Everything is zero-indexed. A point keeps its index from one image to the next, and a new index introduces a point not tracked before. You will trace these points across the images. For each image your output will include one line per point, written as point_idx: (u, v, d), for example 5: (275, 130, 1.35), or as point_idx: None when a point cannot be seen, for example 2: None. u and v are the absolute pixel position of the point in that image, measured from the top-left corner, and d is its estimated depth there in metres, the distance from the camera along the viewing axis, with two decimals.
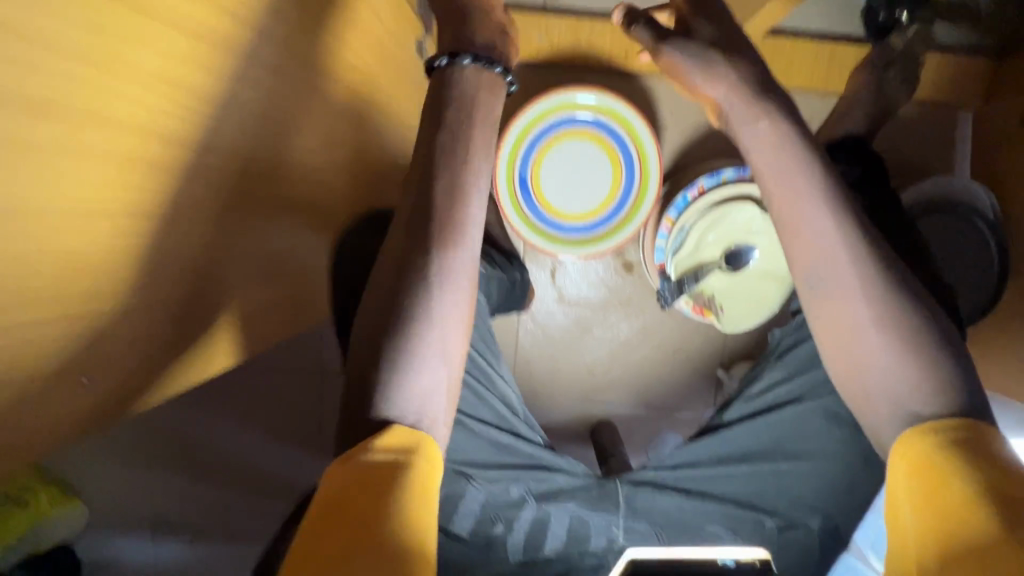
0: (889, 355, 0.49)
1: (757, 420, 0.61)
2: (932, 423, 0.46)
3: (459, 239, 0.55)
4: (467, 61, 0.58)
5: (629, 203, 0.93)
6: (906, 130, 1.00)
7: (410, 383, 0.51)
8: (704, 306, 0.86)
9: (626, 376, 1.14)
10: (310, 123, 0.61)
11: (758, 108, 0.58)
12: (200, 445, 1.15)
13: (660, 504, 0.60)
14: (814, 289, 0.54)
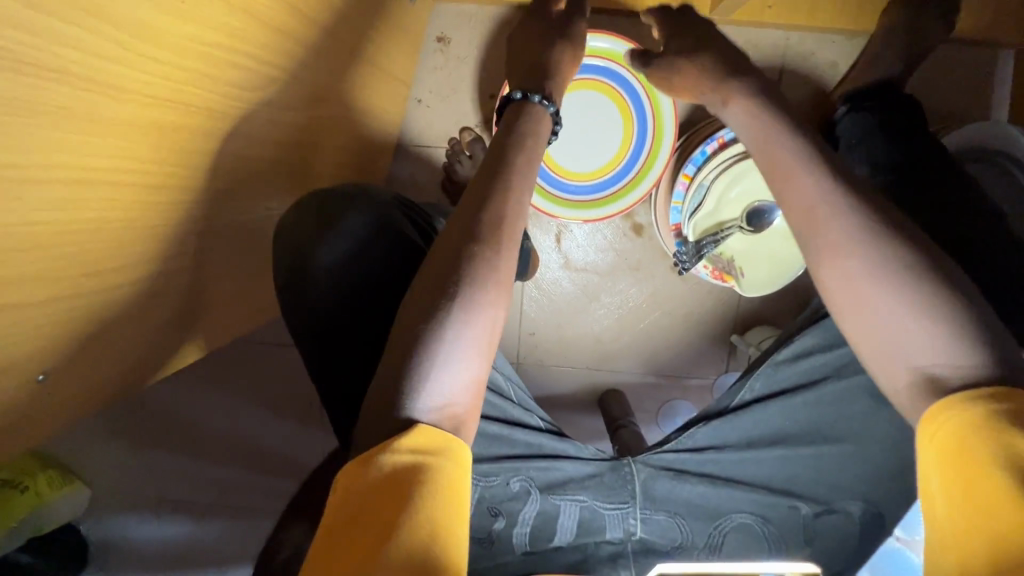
0: (901, 315, 0.44)
1: (793, 400, 0.57)
2: (964, 394, 0.39)
3: (506, 245, 0.53)
4: (538, 99, 0.62)
5: (640, 160, 0.86)
6: (944, 73, 0.92)
7: (443, 376, 0.47)
8: (723, 271, 0.81)
9: (636, 343, 1.10)
10: (284, 70, 0.54)
11: (726, 90, 0.60)
12: (200, 423, 1.12)
13: (683, 492, 0.56)
14: (819, 247, 0.49)
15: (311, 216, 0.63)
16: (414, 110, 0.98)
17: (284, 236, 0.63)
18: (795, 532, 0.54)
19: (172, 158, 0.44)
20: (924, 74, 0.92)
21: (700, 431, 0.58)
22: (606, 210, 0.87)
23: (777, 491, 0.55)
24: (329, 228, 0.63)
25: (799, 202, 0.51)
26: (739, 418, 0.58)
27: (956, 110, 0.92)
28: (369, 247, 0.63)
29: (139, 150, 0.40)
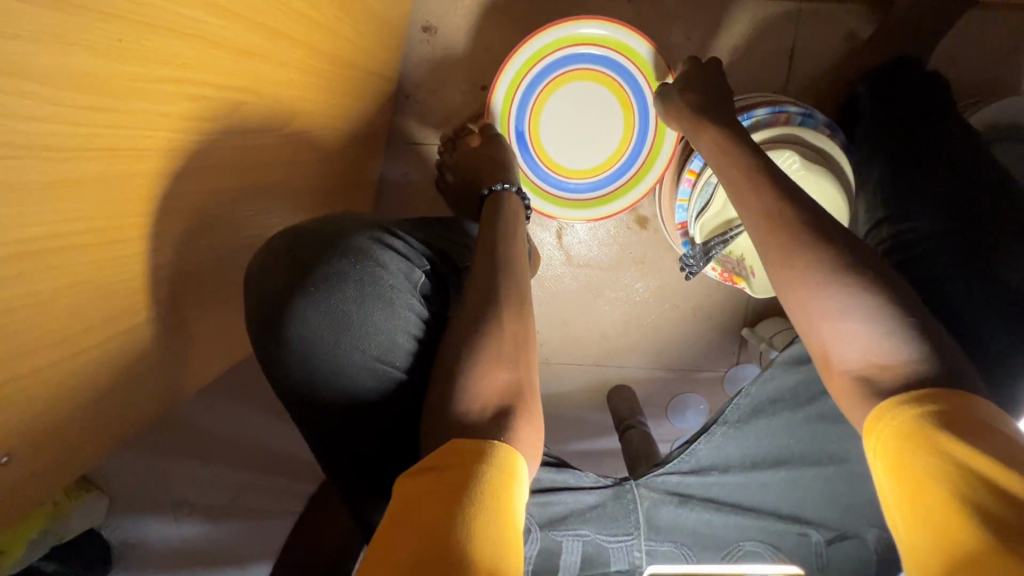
0: (847, 323, 0.47)
1: (801, 420, 0.55)
2: (892, 401, 0.42)
3: (518, 270, 0.58)
4: (510, 188, 0.71)
5: (643, 156, 0.81)
6: (972, 43, 0.84)
7: (486, 382, 0.49)
8: (733, 272, 0.77)
9: (643, 338, 1.06)
10: (252, 94, 0.50)
11: (697, 122, 0.66)
12: None
13: (689, 521, 0.55)
14: (775, 262, 0.52)
15: (281, 257, 0.53)
16: (402, 107, 0.93)
17: (251, 287, 0.53)
18: (806, 559, 0.53)
19: (123, 207, 0.40)
20: (949, 43, 0.85)
21: (704, 453, 0.56)
22: (609, 210, 0.82)
23: (785, 517, 0.54)
24: (301, 272, 0.53)
25: (751, 225, 0.56)
26: (744, 438, 0.56)
27: (985, 82, 0.85)
28: (351, 300, 0.52)
29: (80, 203, 0.37)
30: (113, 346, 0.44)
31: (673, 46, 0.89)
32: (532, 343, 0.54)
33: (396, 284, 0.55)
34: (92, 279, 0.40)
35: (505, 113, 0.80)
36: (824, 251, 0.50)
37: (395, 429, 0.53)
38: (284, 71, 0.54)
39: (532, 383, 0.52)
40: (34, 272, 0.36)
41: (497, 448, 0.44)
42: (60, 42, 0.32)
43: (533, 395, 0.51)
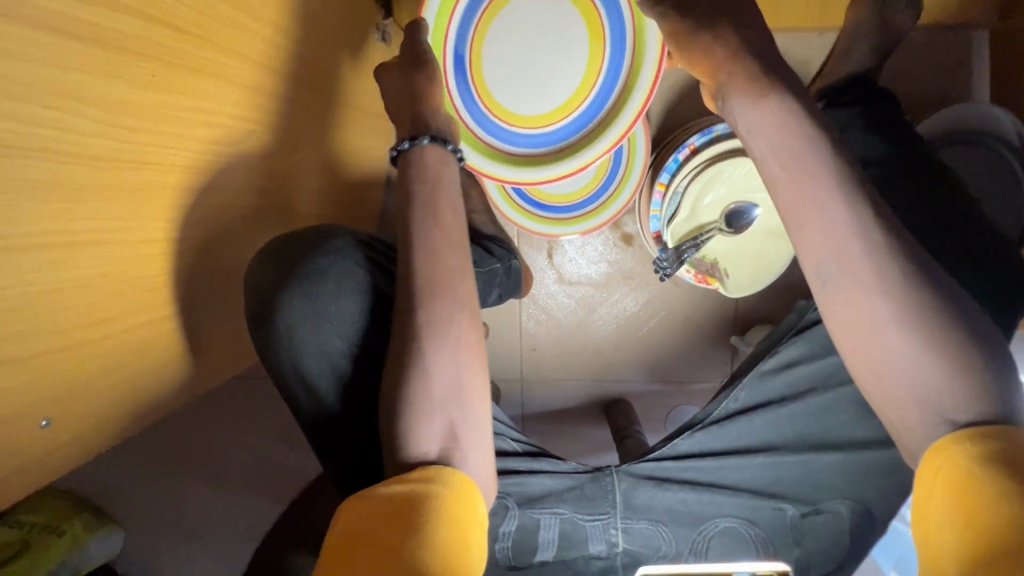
0: (914, 363, 0.47)
1: (778, 408, 0.57)
2: (959, 434, 0.43)
3: (448, 291, 0.56)
4: (425, 141, 0.62)
5: (612, 98, 0.69)
6: (916, 60, 0.93)
7: (429, 427, 0.52)
8: (706, 274, 0.82)
9: (638, 352, 1.10)
10: (256, 131, 0.58)
11: (763, 85, 0.55)
12: (221, 455, 1.17)
13: (665, 500, 0.58)
14: (848, 280, 0.49)
15: (275, 259, 0.60)
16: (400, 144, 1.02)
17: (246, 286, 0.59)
18: (780, 529, 0.56)
19: (145, 221, 0.47)
20: (900, 63, 0.93)
21: (685, 440, 0.59)
22: (563, 169, 0.70)
23: (762, 494, 0.57)
24: (291, 272, 0.60)
25: (824, 240, 0.51)
26: (727, 432, 0.58)
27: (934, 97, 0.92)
28: (329, 293, 0.60)
29: (115, 210, 0.44)
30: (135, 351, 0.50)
31: None
32: (475, 367, 0.56)
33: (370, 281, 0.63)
34: (122, 279, 0.47)
35: (442, 30, 0.68)
36: (867, 265, 0.49)
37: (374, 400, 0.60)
38: (286, 110, 0.62)
39: (483, 415, 0.55)
40: (65, 279, 0.42)
41: (445, 475, 0.48)
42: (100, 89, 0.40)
43: (484, 428, 0.54)
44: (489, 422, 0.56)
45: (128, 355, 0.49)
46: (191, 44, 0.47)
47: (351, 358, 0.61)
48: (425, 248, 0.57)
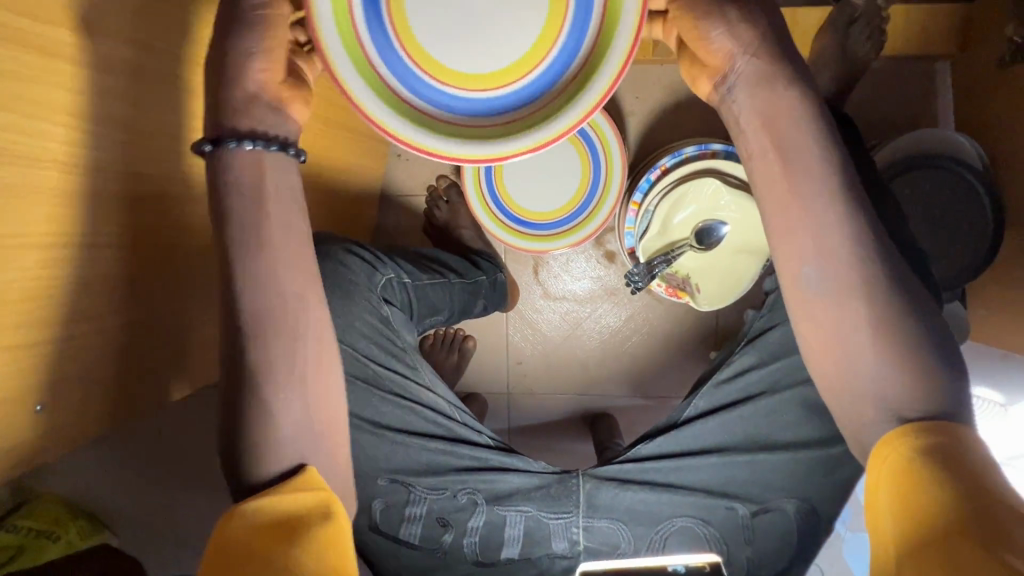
0: (879, 365, 0.51)
1: (733, 412, 0.64)
2: (910, 428, 0.48)
3: (293, 293, 0.52)
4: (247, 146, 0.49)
5: (590, 42, 0.44)
6: (881, 89, 0.98)
7: (274, 462, 0.51)
8: (677, 288, 0.85)
9: (621, 367, 1.13)
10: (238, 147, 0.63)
11: (778, 78, 0.53)
12: (215, 460, 1.20)
13: (626, 500, 0.65)
14: (832, 284, 0.52)
15: None
16: (394, 164, 1.08)
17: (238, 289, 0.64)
18: (732, 527, 0.64)
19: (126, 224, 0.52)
20: (865, 93, 0.99)
21: (649, 445, 0.67)
22: (524, 145, 0.43)
23: (716, 494, 0.64)
24: None
25: (813, 245, 0.53)
26: (685, 435, 0.66)
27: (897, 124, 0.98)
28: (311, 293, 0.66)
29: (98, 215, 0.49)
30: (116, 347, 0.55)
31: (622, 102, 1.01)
32: (326, 366, 0.54)
33: (357, 282, 0.69)
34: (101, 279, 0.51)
35: None
36: (847, 264, 0.52)
37: (375, 400, 0.67)
38: None
39: (338, 442, 0.55)
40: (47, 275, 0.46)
41: (305, 483, 0.51)
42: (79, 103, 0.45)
43: (335, 446, 0.55)
44: (343, 449, 0.56)
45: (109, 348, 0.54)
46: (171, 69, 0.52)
47: (355, 361, 0.66)
48: (256, 283, 0.51)
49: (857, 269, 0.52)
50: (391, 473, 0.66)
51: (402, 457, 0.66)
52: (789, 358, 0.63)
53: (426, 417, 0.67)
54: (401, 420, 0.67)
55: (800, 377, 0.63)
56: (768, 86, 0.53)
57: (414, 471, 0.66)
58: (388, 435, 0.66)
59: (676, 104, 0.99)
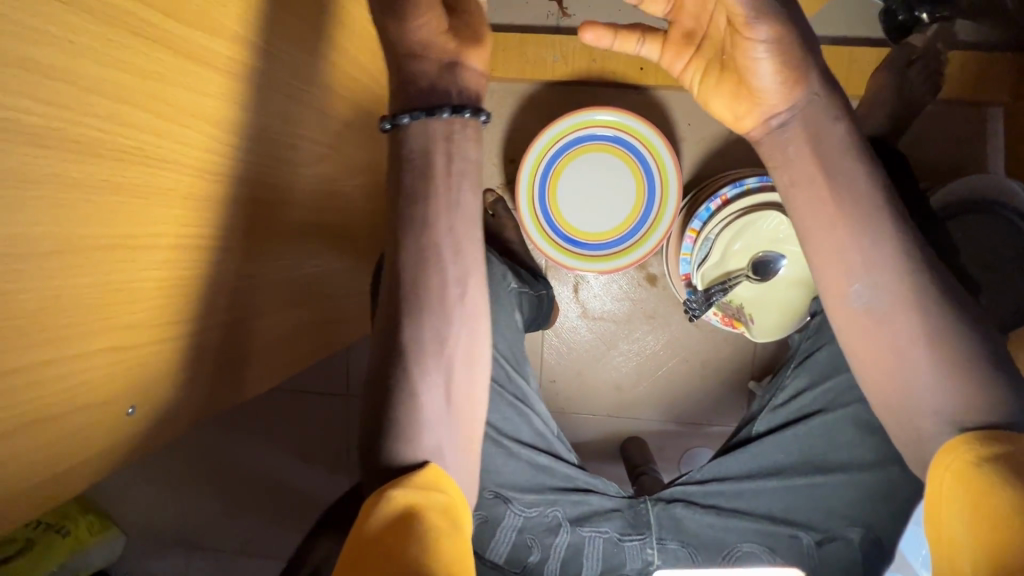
0: (929, 379, 0.50)
1: (786, 431, 0.66)
2: (967, 436, 0.47)
3: (457, 286, 0.57)
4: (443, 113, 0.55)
5: None
6: (933, 131, 0.99)
7: (416, 443, 0.54)
8: (733, 317, 0.87)
9: (655, 392, 1.12)
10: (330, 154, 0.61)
11: (832, 107, 0.55)
12: (234, 465, 1.18)
13: (694, 522, 0.67)
14: (887, 306, 0.51)
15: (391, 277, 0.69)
16: None
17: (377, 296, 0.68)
18: (799, 557, 0.64)
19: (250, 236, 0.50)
20: (917, 133, 0.99)
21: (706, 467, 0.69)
22: None
23: (779, 521, 0.65)
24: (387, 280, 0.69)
25: (858, 263, 0.53)
26: (741, 458, 0.67)
27: (943, 168, 0.99)
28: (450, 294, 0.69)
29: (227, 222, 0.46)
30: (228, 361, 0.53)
31: (677, 128, 1.01)
32: (470, 355, 0.58)
33: (500, 289, 0.73)
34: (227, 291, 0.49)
35: None
36: (895, 277, 0.51)
37: (503, 406, 0.70)
38: (357, 133, 0.67)
39: (472, 430, 0.58)
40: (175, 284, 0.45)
41: (422, 472, 0.51)
42: (224, 110, 0.43)
43: (466, 433, 0.57)
44: (474, 438, 0.59)
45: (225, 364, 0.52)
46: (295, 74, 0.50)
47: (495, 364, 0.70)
48: (437, 274, 0.56)
49: (919, 284, 0.51)
50: (495, 485, 0.68)
51: (500, 464, 0.68)
52: (840, 377, 0.64)
53: (539, 427, 0.71)
54: (511, 427, 0.70)
55: (855, 396, 0.64)
56: (815, 115, 0.55)
57: (515, 485, 0.68)
58: (506, 446, 0.69)
59: (727, 135, 1.01)
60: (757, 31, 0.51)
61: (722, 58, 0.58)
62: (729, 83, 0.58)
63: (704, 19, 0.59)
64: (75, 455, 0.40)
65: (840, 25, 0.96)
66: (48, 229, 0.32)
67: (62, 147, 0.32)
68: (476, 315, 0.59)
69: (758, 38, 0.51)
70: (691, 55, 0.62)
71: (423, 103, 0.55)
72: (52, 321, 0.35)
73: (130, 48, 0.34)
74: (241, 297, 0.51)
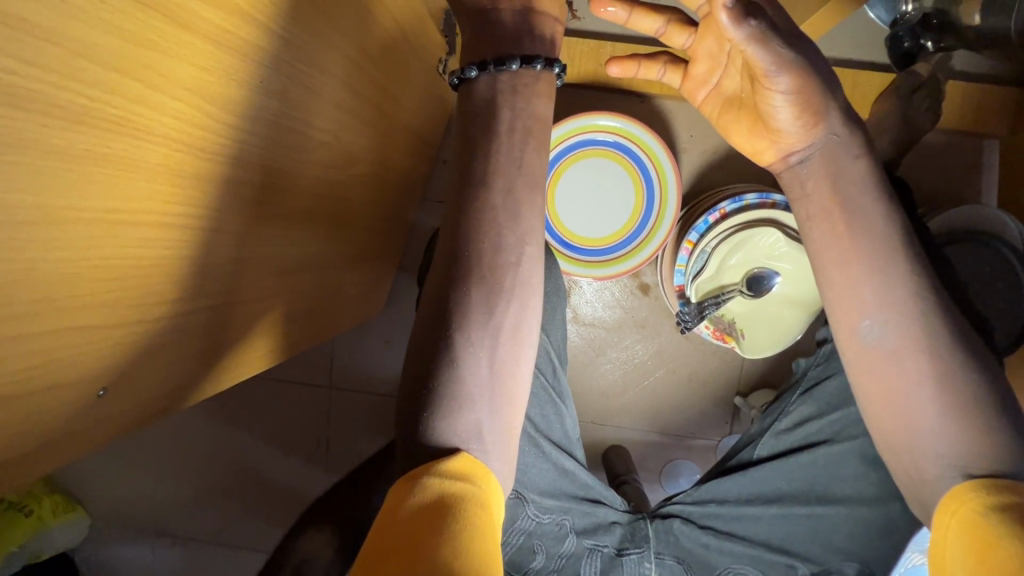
0: (938, 415, 0.50)
1: (784, 460, 0.67)
2: (973, 482, 0.47)
3: (507, 272, 0.57)
4: (515, 66, 0.58)
5: None
6: (931, 159, 1.00)
7: (458, 425, 0.52)
8: (724, 332, 0.87)
9: (641, 401, 1.12)
10: (332, 140, 0.59)
11: (857, 138, 0.55)
12: (205, 452, 1.15)
13: (691, 541, 0.68)
14: (901, 339, 0.51)
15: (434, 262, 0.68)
16: (439, 169, 1.06)
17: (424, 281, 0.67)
18: None
19: (237, 220, 0.47)
20: (915, 160, 1.00)
21: (701, 488, 0.70)
22: None
23: (773, 547, 0.66)
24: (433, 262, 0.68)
25: (874, 298, 0.53)
26: (739, 482, 0.68)
27: (937, 195, 1.00)
28: None
29: (218, 204, 0.45)
30: (209, 348, 0.50)
31: (680, 138, 1.01)
32: (518, 339, 0.57)
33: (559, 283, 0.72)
34: (213, 276, 0.47)
35: None
36: (907, 312, 0.52)
37: (544, 403, 0.69)
38: (361, 121, 0.65)
39: (514, 415, 0.56)
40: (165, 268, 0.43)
41: (457, 456, 0.50)
42: (223, 86, 0.41)
43: (509, 422, 0.56)
44: (516, 424, 0.57)
45: (208, 352, 0.50)
46: (300, 53, 0.49)
47: (545, 355, 0.69)
48: (498, 250, 0.57)
49: (927, 326, 0.51)
50: (519, 487, 0.66)
51: (530, 468, 0.67)
52: (849, 409, 0.65)
53: (569, 427, 0.71)
54: (548, 424, 0.69)
55: (862, 429, 0.64)
56: (835, 152, 0.55)
57: (539, 490, 0.67)
58: (543, 446, 0.68)
59: (729, 149, 1.01)
60: (777, 82, 0.51)
61: (740, 96, 0.60)
62: (750, 118, 0.59)
63: (721, 60, 0.60)
64: (44, 435, 0.38)
65: (843, 46, 0.97)
66: (27, 198, 0.31)
67: (47, 114, 0.30)
68: (527, 294, 0.58)
69: (779, 89, 0.51)
70: (710, 88, 0.64)
71: (493, 57, 0.59)
72: (26, 296, 0.33)
73: (123, 14, 0.32)
74: (227, 281, 0.49)
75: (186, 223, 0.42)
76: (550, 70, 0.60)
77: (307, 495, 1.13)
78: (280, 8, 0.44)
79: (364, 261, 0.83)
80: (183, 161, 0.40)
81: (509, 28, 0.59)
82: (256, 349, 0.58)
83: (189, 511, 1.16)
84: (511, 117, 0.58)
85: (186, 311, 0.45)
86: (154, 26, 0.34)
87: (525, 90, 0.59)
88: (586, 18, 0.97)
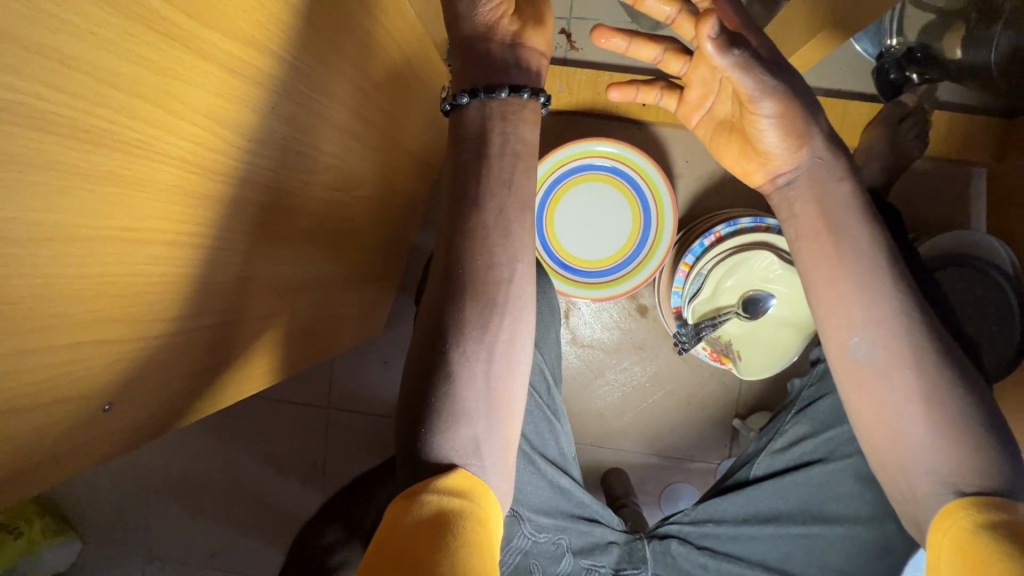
0: (928, 432, 0.50)
1: (780, 479, 0.67)
2: (965, 500, 0.47)
3: (503, 290, 0.58)
4: (504, 94, 0.60)
5: None
6: (921, 185, 1.02)
7: (456, 440, 0.53)
8: (721, 353, 0.88)
9: (640, 423, 1.12)
10: (338, 163, 0.61)
11: (841, 162, 0.57)
12: (201, 472, 1.14)
13: (688, 561, 0.68)
14: (890, 356, 0.52)
15: None
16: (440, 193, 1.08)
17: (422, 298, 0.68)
18: None
19: (245, 239, 0.49)
20: (905, 186, 1.03)
21: (699, 508, 0.70)
22: None
23: (771, 568, 0.65)
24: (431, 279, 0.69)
25: (863, 317, 0.54)
26: (737, 502, 0.68)
27: (927, 220, 1.03)
28: None
29: (227, 223, 0.46)
30: (212, 362, 0.51)
31: (675, 163, 1.04)
32: (514, 356, 0.58)
33: (552, 303, 0.73)
34: (220, 292, 0.48)
35: None
36: (895, 330, 0.53)
37: (540, 420, 0.69)
38: (366, 144, 0.67)
39: (510, 431, 0.57)
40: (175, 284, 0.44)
41: (455, 470, 0.50)
42: (236, 112, 0.43)
43: (506, 437, 0.56)
44: (513, 439, 0.57)
45: (211, 367, 0.51)
46: (309, 80, 0.51)
47: (540, 372, 0.70)
48: (494, 268, 0.58)
49: (915, 344, 0.52)
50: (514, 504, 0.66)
51: (527, 485, 0.67)
52: (843, 428, 0.65)
53: (564, 445, 0.71)
54: (544, 442, 0.69)
55: (856, 448, 0.64)
56: (820, 176, 0.57)
57: (536, 508, 0.67)
58: (539, 463, 0.68)
59: (723, 174, 1.03)
60: (763, 108, 0.53)
61: (731, 121, 0.62)
62: (740, 142, 0.61)
63: (713, 87, 0.63)
64: (49, 448, 0.39)
65: (832, 77, 1.01)
66: (48, 216, 0.32)
67: (72, 138, 0.32)
68: (519, 309, 0.59)
69: (765, 114, 0.54)
70: (702, 113, 0.66)
71: (482, 85, 0.61)
72: (42, 310, 0.34)
73: (147, 45, 0.34)
74: (232, 298, 0.50)
75: (195, 242, 0.43)
76: (534, 97, 0.62)
77: (302, 517, 1.12)
78: (292, 38, 0.47)
79: (365, 281, 0.84)
80: (196, 182, 0.41)
81: (509, 59, 0.61)
82: (257, 366, 0.59)
83: (182, 532, 1.15)
84: (501, 141, 0.61)
85: (192, 327, 0.47)
86: (174, 56, 0.36)
87: (513, 117, 0.61)
88: (584, 49, 1.01)
